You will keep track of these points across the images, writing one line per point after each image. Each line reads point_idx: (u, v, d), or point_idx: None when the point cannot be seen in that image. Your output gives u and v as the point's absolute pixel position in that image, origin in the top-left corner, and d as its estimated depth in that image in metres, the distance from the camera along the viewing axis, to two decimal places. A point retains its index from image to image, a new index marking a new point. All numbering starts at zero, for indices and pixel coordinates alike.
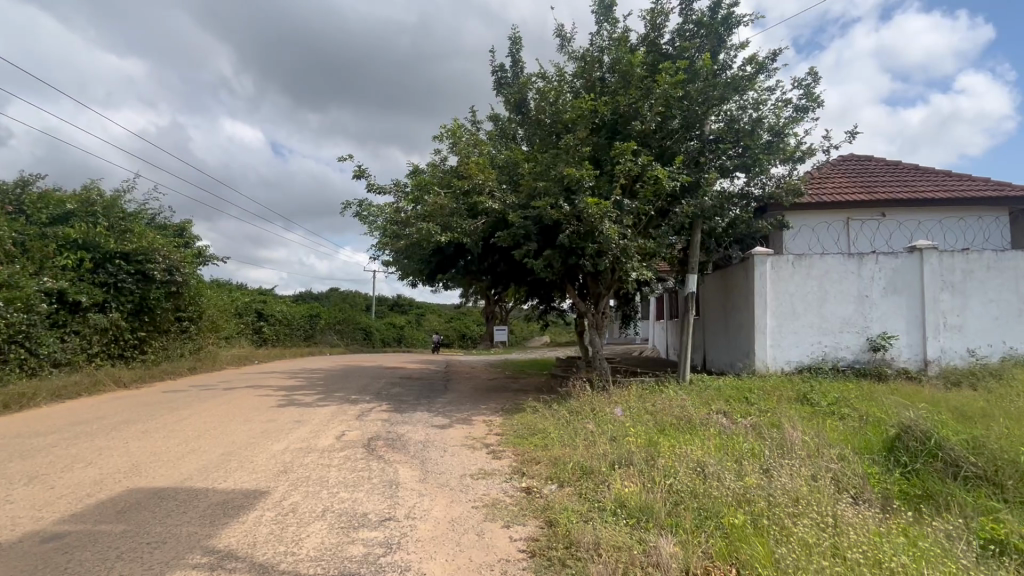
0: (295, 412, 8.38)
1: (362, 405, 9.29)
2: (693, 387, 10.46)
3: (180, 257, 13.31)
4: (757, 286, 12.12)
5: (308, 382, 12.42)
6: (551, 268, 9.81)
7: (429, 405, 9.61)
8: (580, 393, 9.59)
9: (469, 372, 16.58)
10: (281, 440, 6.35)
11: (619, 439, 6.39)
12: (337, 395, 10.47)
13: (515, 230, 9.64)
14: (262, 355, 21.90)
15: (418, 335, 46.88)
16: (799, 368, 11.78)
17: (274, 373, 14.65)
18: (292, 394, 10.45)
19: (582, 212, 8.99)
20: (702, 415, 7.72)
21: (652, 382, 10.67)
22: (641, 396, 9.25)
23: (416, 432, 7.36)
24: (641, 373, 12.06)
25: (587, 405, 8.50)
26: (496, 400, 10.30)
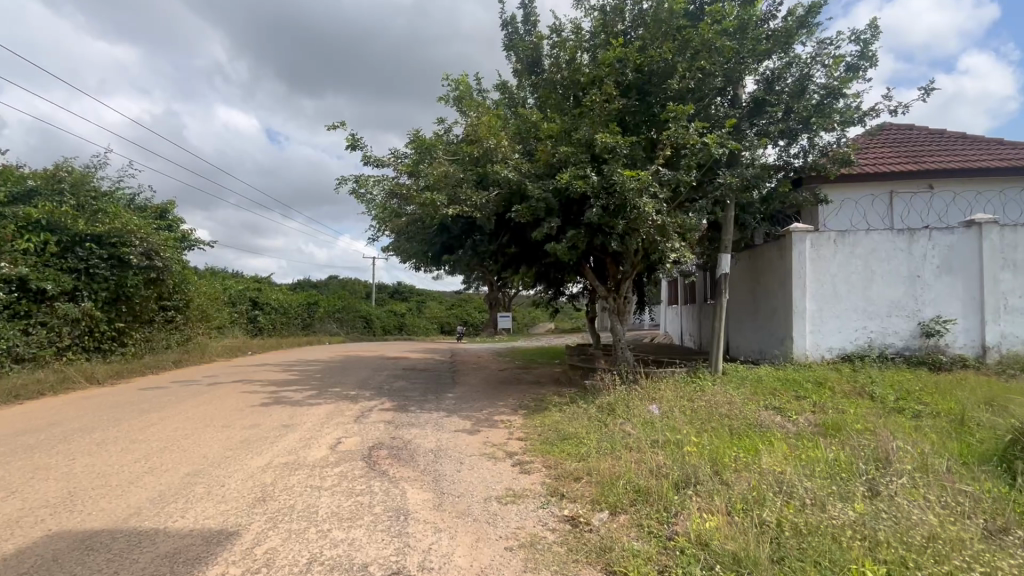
0: (285, 413, 7.31)
1: (362, 404, 8.23)
2: (731, 379, 9.41)
3: (160, 240, 12.14)
4: (796, 266, 10.97)
5: (303, 376, 11.36)
6: (575, 248, 8.64)
7: (437, 403, 8.55)
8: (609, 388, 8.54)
9: (478, 363, 15.54)
10: (262, 454, 5.26)
11: (672, 449, 5.30)
12: (335, 390, 9.40)
13: (534, 206, 8.45)
14: (258, 346, 20.84)
15: (420, 323, 45.85)
16: (842, 356, 10.69)
17: (267, 366, 13.59)
18: (284, 391, 9.37)
19: (614, 183, 7.83)
20: (757, 415, 6.63)
21: (685, 374, 9.62)
22: (678, 391, 8.18)
23: (425, 438, 6.29)
24: (668, 363, 11.03)
25: (620, 403, 7.42)
26: (513, 395, 9.23)
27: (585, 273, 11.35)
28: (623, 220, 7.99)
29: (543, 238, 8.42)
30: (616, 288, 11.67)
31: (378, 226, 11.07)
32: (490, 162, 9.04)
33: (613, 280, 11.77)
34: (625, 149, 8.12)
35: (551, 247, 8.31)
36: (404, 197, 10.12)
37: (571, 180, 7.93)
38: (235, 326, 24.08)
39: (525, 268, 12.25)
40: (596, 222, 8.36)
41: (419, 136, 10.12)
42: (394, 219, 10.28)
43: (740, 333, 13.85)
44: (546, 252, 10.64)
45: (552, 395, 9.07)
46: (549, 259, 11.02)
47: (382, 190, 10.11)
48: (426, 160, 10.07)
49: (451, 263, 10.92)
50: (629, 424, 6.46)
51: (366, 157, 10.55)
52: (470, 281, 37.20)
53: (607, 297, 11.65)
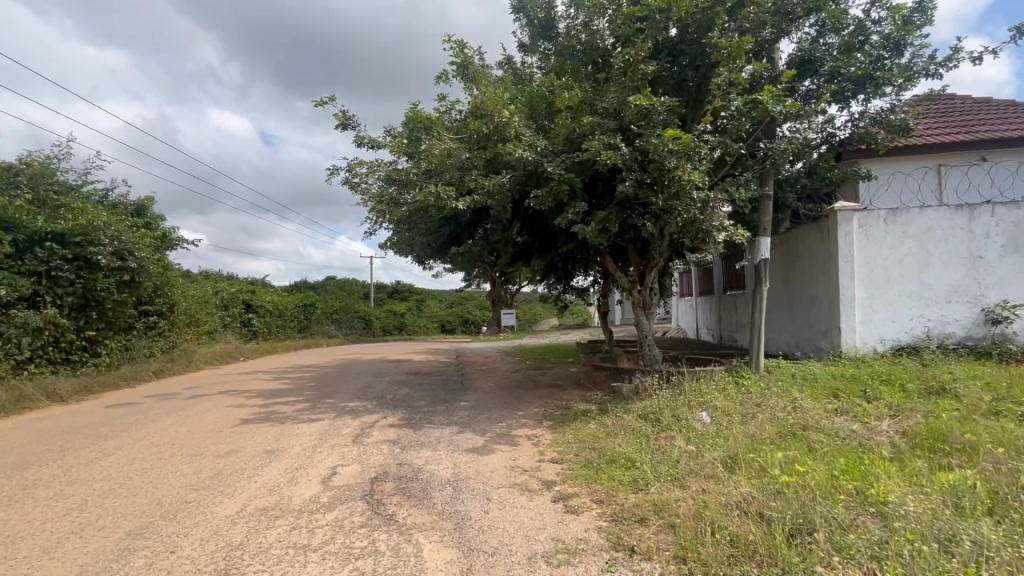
0: (270, 433, 6.18)
1: (362, 418, 7.11)
2: (781, 378, 8.31)
3: (135, 238, 10.99)
4: (843, 250, 9.82)
5: (296, 384, 10.23)
6: (605, 233, 7.46)
7: (450, 414, 7.42)
8: (649, 393, 7.44)
9: (487, 363, 14.41)
10: (234, 495, 4.12)
11: (760, 482, 4.15)
12: (331, 401, 8.28)
13: (554, 186, 7.28)
14: (251, 351, 19.69)
15: (421, 322, 44.71)
16: (896, 349, 9.60)
17: (258, 374, 12.44)
18: (273, 403, 8.22)
19: (652, 153, 6.63)
20: (838, 429, 5.53)
21: (727, 374, 8.51)
22: (728, 396, 7.09)
23: (440, 463, 5.17)
24: (703, 360, 9.91)
25: (666, 414, 6.31)
26: (534, 403, 8.11)
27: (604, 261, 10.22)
28: (662, 197, 6.85)
29: (566, 223, 7.22)
30: (639, 277, 10.57)
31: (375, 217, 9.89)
32: (500, 139, 7.77)
33: (636, 267, 10.67)
34: (662, 114, 6.91)
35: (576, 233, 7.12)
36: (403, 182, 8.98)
37: (601, 150, 6.73)
38: (228, 330, 22.93)
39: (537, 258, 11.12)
40: (629, 200, 7.22)
41: (417, 111, 8.92)
42: (393, 209, 9.14)
43: (770, 325, 12.78)
44: (565, 240, 9.50)
45: (580, 401, 7.95)
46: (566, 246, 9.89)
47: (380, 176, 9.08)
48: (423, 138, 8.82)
49: (455, 257, 9.75)
50: (686, 445, 5.30)
51: (359, 139, 9.39)
52: (471, 278, 36.08)
53: (630, 286, 10.57)
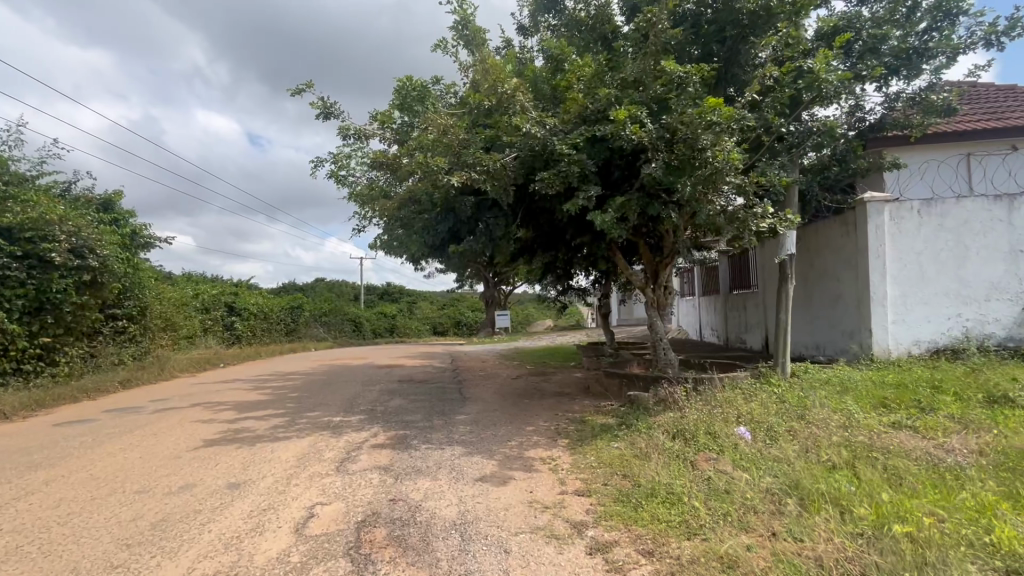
0: (240, 458, 5.24)
1: (349, 437, 6.19)
2: (816, 385, 7.52)
3: (97, 235, 10.01)
4: (873, 243, 9.06)
5: (277, 395, 9.25)
6: (622, 223, 6.57)
7: (450, 432, 6.50)
8: (677, 407, 6.59)
9: (485, 369, 13.50)
10: (180, 554, 3.20)
11: (854, 533, 3.31)
12: (314, 415, 7.33)
13: (565, 166, 6.38)
14: (233, 356, 18.59)
15: (412, 324, 43.65)
16: (933, 351, 8.86)
17: (235, 383, 11.39)
18: (247, 417, 7.24)
19: (686, 128, 5.81)
20: (910, 452, 4.72)
21: (757, 383, 7.70)
22: (766, 409, 6.26)
23: (443, 497, 4.28)
24: (724, 365, 9.09)
25: (702, 432, 5.46)
26: (544, 417, 7.21)
27: (614, 258, 9.38)
28: (690, 179, 5.99)
29: (579, 209, 6.33)
30: (651, 276, 9.74)
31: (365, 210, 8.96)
32: (504, 116, 6.86)
33: (646, 265, 9.85)
34: (695, 85, 6.05)
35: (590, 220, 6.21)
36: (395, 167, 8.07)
37: (625, 125, 5.90)
38: (208, 335, 21.75)
39: (538, 254, 10.24)
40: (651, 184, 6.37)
41: (409, 81, 7.96)
42: (385, 200, 8.20)
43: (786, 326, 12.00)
44: (574, 235, 8.63)
45: (595, 414, 7.09)
46: (572, 241, 9.02)
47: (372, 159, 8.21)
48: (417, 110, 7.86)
49: (450, 254, 8.81)
50: (738, 476, 4.45)
51: (343, 130, 8.30)
52: (464, 278, 35.17)
53: (641, 286, 9.74)
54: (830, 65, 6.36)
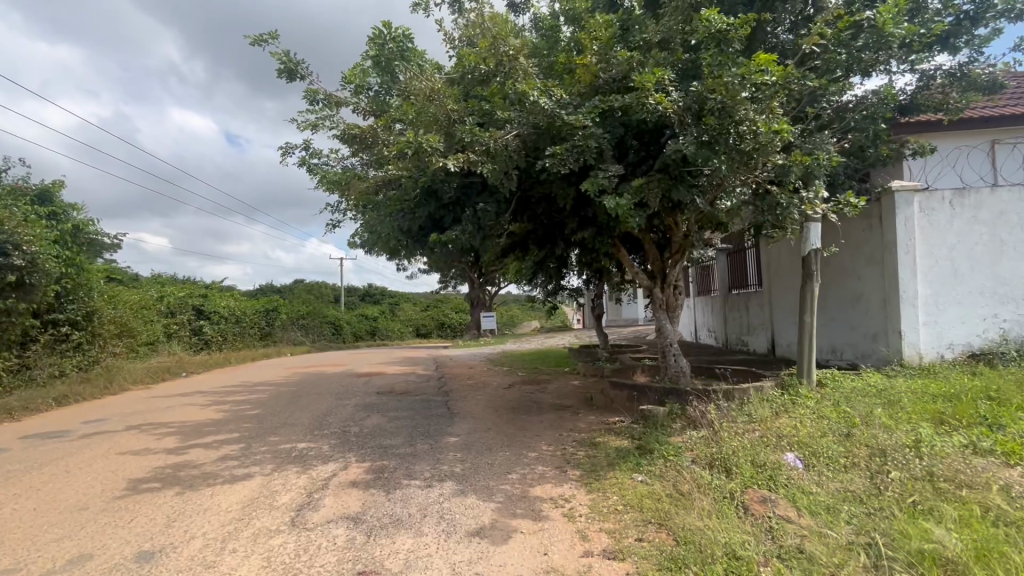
0: (168, 508, 4.09)
1: (313, 471, 5.05)
2: (855, 397, 6.63)
3: (23, 228, 8.62)
4: (902, 237, 8.25)
5: (236, 413, 8.03)
6: (642, 210, 5.59)
7: (438, 461, 5.43)
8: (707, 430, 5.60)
9: (473, 377, 12.42)
10: None
11: None
12: (275, 441, 6.18)
13: (577, 143, 5.40)
14: (198, 364, 17.13)
15: (395, 326, 42.25)
16: (968, 356, 8.07)
17: (193, 396, 10.12)
18: (193, 444, 6.06)
19: (725, 95, 4.87)
20: (1015, 490, 3.79)
21: (787, 397, 6.77)
22: (811, 429, 5.32)
23: (431, 568, 3.22)
24: (742, 374, 8.15)
25: (748, 463, 4.48)
26: (547, 438, 6.18)
27: (618, 254, 8.39)
28: (726, 156, 5.06)
29: (593, 193, 5.34)
30: (657, 276, 8.80)
31: (340, 195, 7.82)
32: (504, 85, 5.81)
33: (651, 262, 8.92)
34: (737, 45, 5.12)
35: (608, 206, 5.21)
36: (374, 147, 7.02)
37: (650, 91, 4.95)
38: (173, 341, 20.19)
39: (532, 251, 9.23)
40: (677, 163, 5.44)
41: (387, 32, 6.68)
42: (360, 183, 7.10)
43: None
44: (575, 226, 7.60)
45: (608, 436, 6.07)
46: (572, 236, 8.04)
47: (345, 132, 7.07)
48: (397, 77, 6.77)
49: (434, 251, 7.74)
50: (813, 532, 3.45)
51: (311, 94, 7.05)
52: (449, 278, 34.00)
53: (645, 287, 8.81)
54: (885, 24, 5.47)
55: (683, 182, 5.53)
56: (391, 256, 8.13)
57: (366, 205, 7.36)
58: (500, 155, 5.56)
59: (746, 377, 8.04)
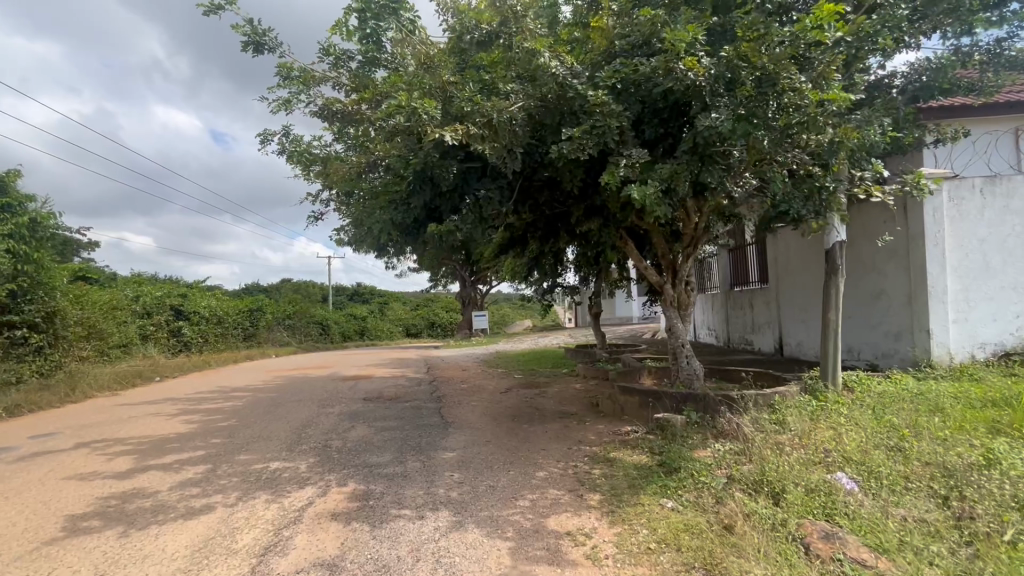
0: (101, 556, 3.33)
1: (285, 499, 4.31)
2: (893, 403, 6.03)
3: None
4: (931, 229, 7.69)
5: (204, 424, 7.21)
6: (670, 198, 4.98)
7: (432, 484, 4.70)
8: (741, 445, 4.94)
9: (466, 380, 11.70)
10: None
11: None
12: (244, 460, 5.39)
13: (597, 122, 4.73)
14: (174, 368, 16.18)
15: (383, 326, 41.31)
16: (1002, 356, 7.55)
17: (160, 405, 9.25)
18: (149, 466, 5.25)
19: (768, 58, 4.25)
20: None
21: (818, 404, 6.15)
22: (856, 443, 4.70)
23: None
24: (766, 381, 7.51)
25: (798, 489, 3.83)
26: (555, 454, 5.48)
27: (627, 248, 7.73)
28: (765, 133, 4.48)
29: (616, 178, 4.70)
30: (667, 272, 8.18)
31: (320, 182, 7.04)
32: (510, 51, 5.13)
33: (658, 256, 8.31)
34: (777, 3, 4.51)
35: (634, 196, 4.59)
36: (358, 126, 6.27)
37: (681, 53, 4.32)
38: (148, 343, 19.17)
39: (532, 244, 8.55)
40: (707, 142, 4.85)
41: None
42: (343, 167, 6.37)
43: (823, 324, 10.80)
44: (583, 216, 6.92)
45: (623, 451, 5.39)
46: (577, 227, 7.39)
47: (324, 109, 6.30)
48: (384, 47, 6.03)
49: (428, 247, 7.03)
50: None
51: (284, 67, 6.27)
52: (439, 276, 33.23)
53: (654, 283, 8.19)
54: None
55: (713, 164, 4.94)
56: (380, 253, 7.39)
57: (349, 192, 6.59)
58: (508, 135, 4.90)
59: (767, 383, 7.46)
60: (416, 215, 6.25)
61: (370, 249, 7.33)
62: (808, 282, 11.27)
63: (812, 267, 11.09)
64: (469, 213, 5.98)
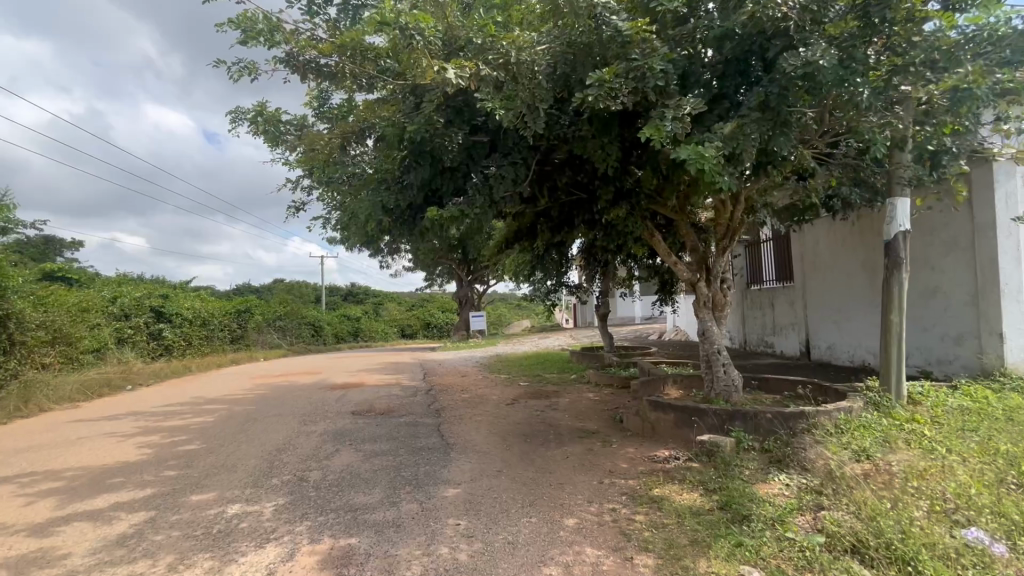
0: None
1: (235, 567, 3.22)
2: (987, 422, 5.04)
3: None
4: (1002, 215, 6.74)
5: (160, 448, 6.10)
6: (730, 165, 4.00)
7: (432, 539, 3.63)
8: (832, 495, 3.88)
9: (466, 389, 10.64)
10: None
11: None
12: (197, 501, 4.32)
13: (636, 64, 3.87)
14: (150, 374, 15.00)
15: (378, 327, 40.15)
16: None
17: (120, 420, 8.12)
18: (75, 510, 4.17)
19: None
20: None
21: (894, 426, 5.16)
22: (975, 480, 3.70)
23: None
24: (825, 396, 6.47)
25: (938, 560, 2.80)
26: (584, 491, 4.44)
27: (654, 241, 6.72)
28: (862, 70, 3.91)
29: (662, 136, 3.69)
30: (698, 268, 7.19)
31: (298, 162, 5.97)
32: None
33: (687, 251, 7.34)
34: None
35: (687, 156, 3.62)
36: (340, 81, 5.20)
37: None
38: (125, 347, 17.98)
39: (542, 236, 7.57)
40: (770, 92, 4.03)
41: None
42: (328, 140, 5.40)
43: (861, 326, 9.80)
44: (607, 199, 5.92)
45: (670, 489, 4.36)
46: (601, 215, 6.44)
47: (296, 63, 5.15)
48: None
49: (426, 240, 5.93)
50: None
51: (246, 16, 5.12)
52: (435, 275, 32.21)
53: (683, 281, 7.20)
54: None
55: (783, 123, 4.01)
56: (369, 249, 6.31)
57: (332, 172, 5.49)
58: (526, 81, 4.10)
59: (820, 398, 6.49)
60: (412, 198, 5.07)
61: (356, 244, 6.23)
62: (840, 280, 10.29)
63: (845, 264, 10.14)
64: (475, 193, 4.89)
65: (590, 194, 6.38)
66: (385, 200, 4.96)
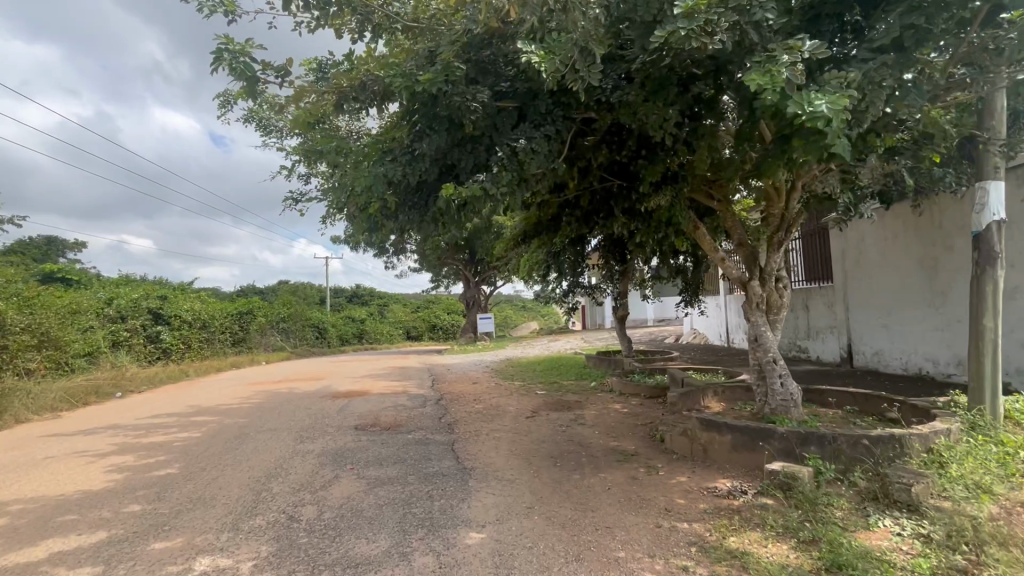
0: None
1: None
2: None
3: None
4: None
5: (132, 473, 5.26)
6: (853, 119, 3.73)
7: None
8: (977, 561, 2.99)
9: (479, 398, 9.77)
10: None
11: None
12: (158, 551, 3.47)
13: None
14: (144, 380, 14.23)
15: (383, 329, 39.41)
16: None
17: (97, 435, 7.30)
18: (7, 564, 3.34)
19: None
20: None
21: (1010, 457, 4.26)
22: None
23: None
24: (922, 417, 5.46)
25: None
26: (640, 539, 3.57)
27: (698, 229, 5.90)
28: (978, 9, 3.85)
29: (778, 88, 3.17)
30: (748, 265, 6.30)
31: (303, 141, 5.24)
32: None
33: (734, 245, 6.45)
34: None
35: (814, 106, 3.15)
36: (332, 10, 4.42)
37: None
38: (120, 351, 17.26)
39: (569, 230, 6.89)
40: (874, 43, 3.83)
41: None
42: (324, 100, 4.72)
43: (918, 332, 8.80)
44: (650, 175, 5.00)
45: (750, 539, 3.47)
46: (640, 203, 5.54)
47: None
48: None
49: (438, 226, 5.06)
50: None
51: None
52: (442, 276, 31.53)
53: (731, 280, 6.30)
54: None
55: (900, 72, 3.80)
56: (373, 239, 5.47)
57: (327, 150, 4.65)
58: (579, 13, 3.47)
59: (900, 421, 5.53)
60: (424, 174, 4.25)
61: (359, 234, 5.39)
62: (891, 281, 9.36)
63: (898, 263, 9.20)
64: (504, 165, 4.01)
65: (629, 178, 5.56)
66: (390, 172, 4.10)
